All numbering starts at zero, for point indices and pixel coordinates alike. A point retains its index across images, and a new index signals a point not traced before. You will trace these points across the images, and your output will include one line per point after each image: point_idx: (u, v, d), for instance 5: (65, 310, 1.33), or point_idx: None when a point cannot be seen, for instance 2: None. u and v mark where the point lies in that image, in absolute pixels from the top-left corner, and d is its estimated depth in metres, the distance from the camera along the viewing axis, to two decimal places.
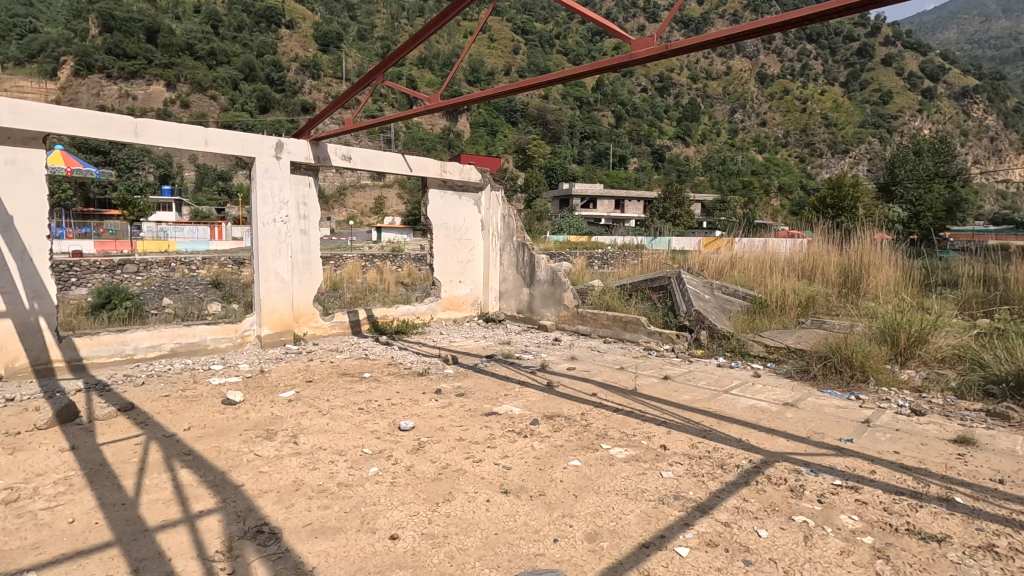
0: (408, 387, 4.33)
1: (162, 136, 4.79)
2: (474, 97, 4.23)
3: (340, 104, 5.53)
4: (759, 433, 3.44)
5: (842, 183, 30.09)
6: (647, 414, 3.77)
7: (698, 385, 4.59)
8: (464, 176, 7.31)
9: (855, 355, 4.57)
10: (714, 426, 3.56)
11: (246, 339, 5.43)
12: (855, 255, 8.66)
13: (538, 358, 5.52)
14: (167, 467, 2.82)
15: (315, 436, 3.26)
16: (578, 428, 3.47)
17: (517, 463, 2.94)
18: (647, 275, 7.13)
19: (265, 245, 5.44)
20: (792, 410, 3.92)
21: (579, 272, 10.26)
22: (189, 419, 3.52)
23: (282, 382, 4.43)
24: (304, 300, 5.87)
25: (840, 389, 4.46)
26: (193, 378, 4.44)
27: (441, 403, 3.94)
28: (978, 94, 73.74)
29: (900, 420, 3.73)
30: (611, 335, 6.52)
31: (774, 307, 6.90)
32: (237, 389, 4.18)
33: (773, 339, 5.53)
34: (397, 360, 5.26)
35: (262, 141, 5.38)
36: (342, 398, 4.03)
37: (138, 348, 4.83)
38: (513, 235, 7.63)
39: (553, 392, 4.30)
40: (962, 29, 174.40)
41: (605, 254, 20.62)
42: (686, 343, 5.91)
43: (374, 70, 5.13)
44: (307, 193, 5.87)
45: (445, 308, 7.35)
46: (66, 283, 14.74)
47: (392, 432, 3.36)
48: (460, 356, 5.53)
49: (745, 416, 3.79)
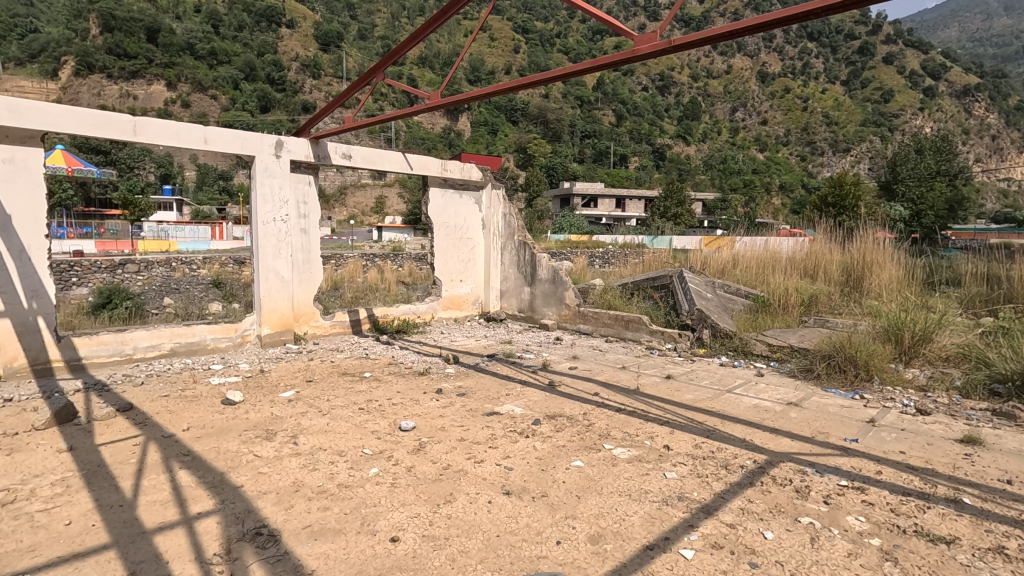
0: (408, 387, 4.30)
1: (162, 135, 4.76)
2: (475, 96, 4.19)
3: (340, 103, 5.48)
4: (763, 432, 3.41)
5: (843, 183, 30.01)
6: (650, 414, 3.73)
7: (702, 384, 4.55)
8: (465, 175, 7.28)
9: (860, 354, 4.52)
10: (718, 426, 3.52)
11: (246, 339, 5.41)
12: (857, 254, 8.61)
13: (539, 357, 5.48)
14: (166, 467, 2.80)
15: (314, 437, 3.23)
16: (580, 428, 3.43)
17: (518, 464, 2.90)
18: (648, 274, 7.14)
19: (265, 245, 5.41)
20: (796, 410, 3.89)
21: (580, 272, 10.20)
22: (188, 419, 3.49)
23: (283, 382, 4.40)
24: (304, 300, 5.84)
25: (844, 388, 4.43)
26: (193, 378, 4.41)
27: (442, 402, 3.91)
28: (980, 92, 73.50)
29: (905, 420, 3.70)
30: (613, 334, 6.49)
31: (777, 306, 6.85)
32: (236, 389, 4.15)
33: (776, 338, 5.48)
34: (397, 360, 5.23)
35: (263, 139, 5.35)
36: (343, 398, 4.00)
37: (138, 348, 4.80)
38: (514, 234, 7.59)
39: (554, 391, 4.26)
40: (964, 28, 174.30)
41: (606, 254, 20.57)
42: (688, 343, 5.86)
43: (374, 67, 5.07)
44: (307, 192, 5.83)
45: (446, 308, 7.31)
46: (67, 283, 14.71)
47: (393, 432, 3.33)
48: (461, 356, 5.50)
49: (749, 416, 3.76)
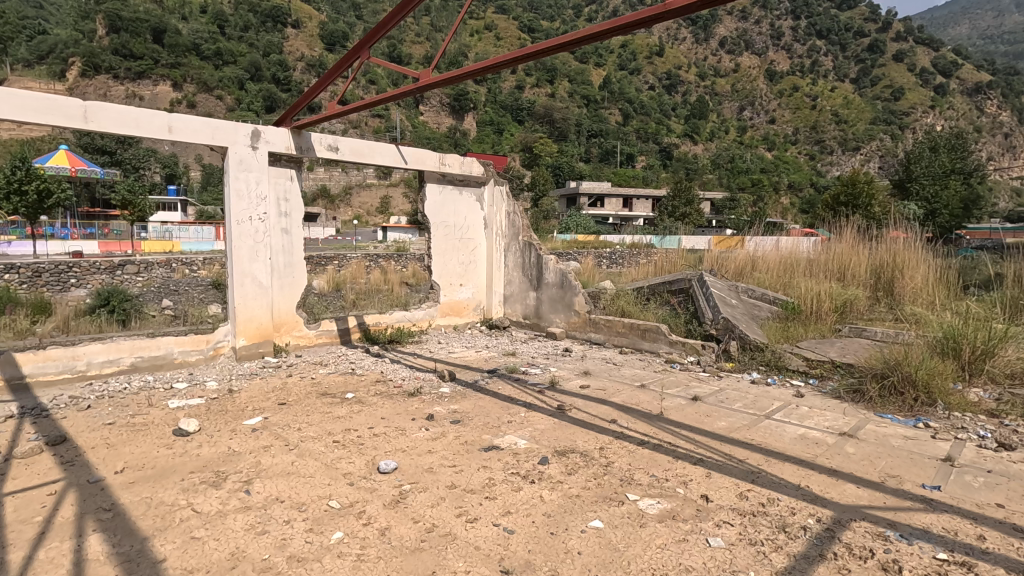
0: (395, 412, 3.70)
1: (116, 121, 4.19)
2: (470, 71, 3.52)
3: (322, 85, 4.85)
4: (821, 476, 2.80)
5: (856, 181, 29.15)
6: (678, 449, 3.12)
7: (734, 408, 3.92)
8: (465, 169, 6.69)
9: (918, 373, 3.85)
10: (763, 465, 2.92)
11: (219, 351, 4.86)
12: (887, 254, 7.96)
13: (547, 373, 4.85)
14: (77, 530, 2.20)
15: (272, 482, 2.65)
16: (598, 471, 2.82)
17: (522, 525, 2.30)
18: (666, 277, 6.60)
19: (240, 248, 4.84)
20: (852, 443, 3.26)
21: (589, 274, 9.53)
22: (126, 457, 2.91)
23: (249, 406, 3.80)
24: (286, 308, 5.28)
25: (903, 413, 3.78)
26: (149, 402, 3.82)
27: (431, 434, 3.30)
28: (992, 89, 72.38)
29: (989, 458, 3.05)
30: (627, 345, 5.89)
31: (809, 313, 6.21)
32: (193, 416, 3.54)
33: (814, 351, 4.86)
34: (386, 377, 4.62)
35: (236, 128, 4.78)
36: (315, 427, 3.41)
37: (92, 363, 4.23)
38: (518, 233, 6.97)
39: (564, 418, 3.65)
40: (975, 23, 171.75)
41: (613, 254, 20.08)
42: (712, 355, 5.23)
43: (358, 44, 4.44)
44: (289, 188, 5.25)
45: (445, 314, 6.73)
46: (66, 284, 14.25)
47: (369, 476, 2.74)
48: (458, 371, 4.89)
49: (799, 451, 3.12)
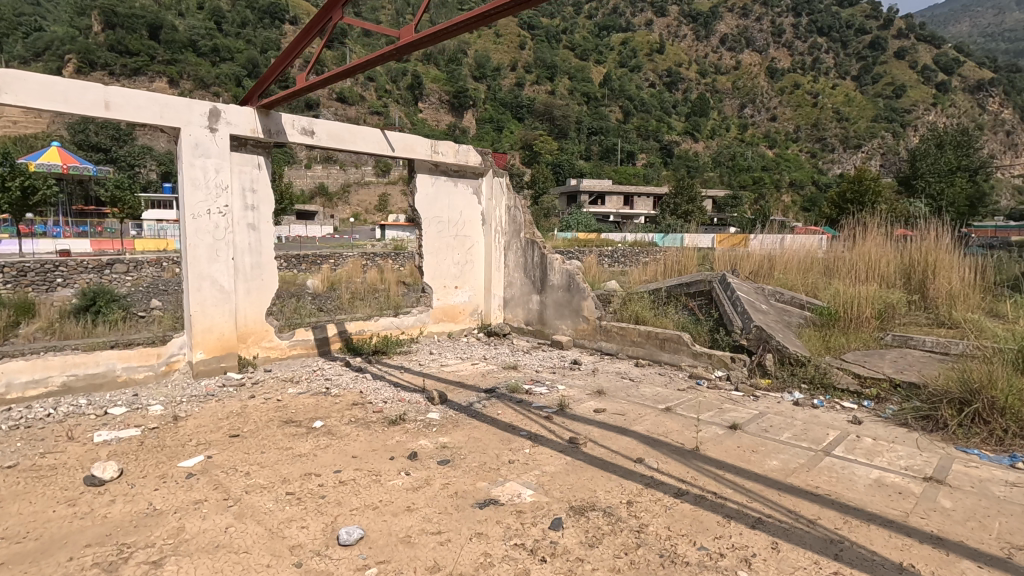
0: (370, 446, 3.04)
1: (38, 94, 3.46)
2: (468, 20, 2.78)
3: (292, 53, 4.12)
4: (922, 548, 2.10)
5: (862, 178, 28.25)
6: (731, 505, 2.42)
7: (785, 441, 3.22)
8: (461, 159, 5.98)
9: (1007, 399, 3.16)
10: (844, 530, 2.23)
11: (173, 367, 4.16)
12: (918, 253, 7.21)
13: (554, 392, 4.14)
14: None
15: (190, 562, 1.95)
16: (628, 540, 2.13)
17: None
18: (682, 279, 5.98)
19: (197, 245, 4.15)
20: (946, 491, 2.58)
21: (595, 275, 8.72)
22: (7, 521, 2.22)
23: (193, 440, 3.09)
24: (253, 315, 4.59)
25: (991, 448, 3.08)
26: (70, 434, 3.12)
27: (412, 482, 2.60)
28: (994, 87, 71.78)
29: None
30: (644, 356, 5.20)
31: (848, 320, 5.45)
32: (114, 457, 2.84)
33: (865, 365, 4.18)
34: (365, 400, 3.90)
35: (191, 106, 4.07)
36: (268, 470, 2.72)
37: (12, 385, 3.53)
38: (520, 231, 6.27)
39: (579, 454, 2.97)
40: (975, 23, 167.38)
41: (615, 253, 19.39)
42: (744, 369, 4.53)
43: (328, 3, 3.71)
44: (255, 177, 4.55)
45: (439, 320, 6.05)
46: (52, 284, 13.56)
47: (327, 550, 2.05)
48: (451, 391, 4.16)
49: (880, 505, 2.45)
